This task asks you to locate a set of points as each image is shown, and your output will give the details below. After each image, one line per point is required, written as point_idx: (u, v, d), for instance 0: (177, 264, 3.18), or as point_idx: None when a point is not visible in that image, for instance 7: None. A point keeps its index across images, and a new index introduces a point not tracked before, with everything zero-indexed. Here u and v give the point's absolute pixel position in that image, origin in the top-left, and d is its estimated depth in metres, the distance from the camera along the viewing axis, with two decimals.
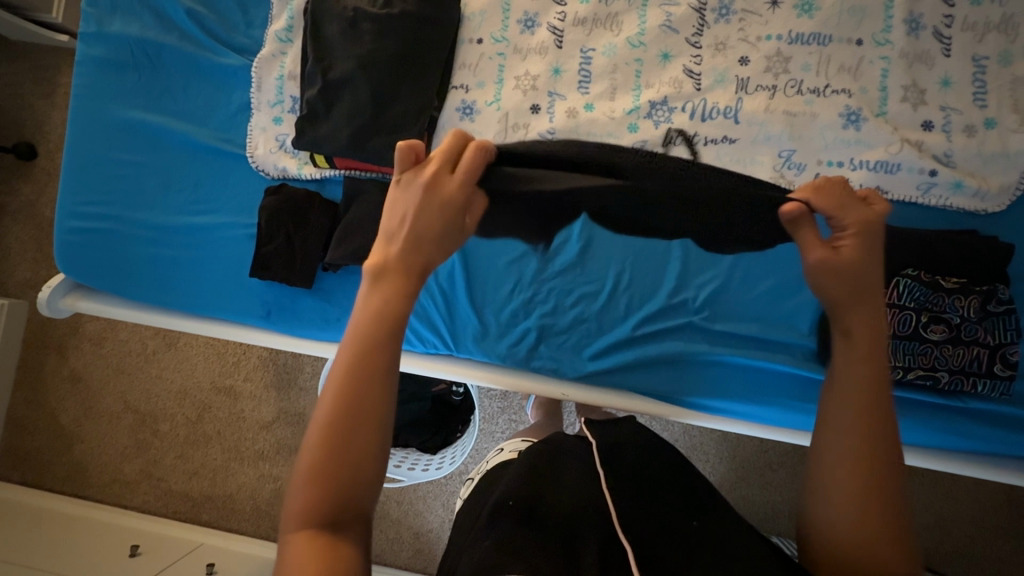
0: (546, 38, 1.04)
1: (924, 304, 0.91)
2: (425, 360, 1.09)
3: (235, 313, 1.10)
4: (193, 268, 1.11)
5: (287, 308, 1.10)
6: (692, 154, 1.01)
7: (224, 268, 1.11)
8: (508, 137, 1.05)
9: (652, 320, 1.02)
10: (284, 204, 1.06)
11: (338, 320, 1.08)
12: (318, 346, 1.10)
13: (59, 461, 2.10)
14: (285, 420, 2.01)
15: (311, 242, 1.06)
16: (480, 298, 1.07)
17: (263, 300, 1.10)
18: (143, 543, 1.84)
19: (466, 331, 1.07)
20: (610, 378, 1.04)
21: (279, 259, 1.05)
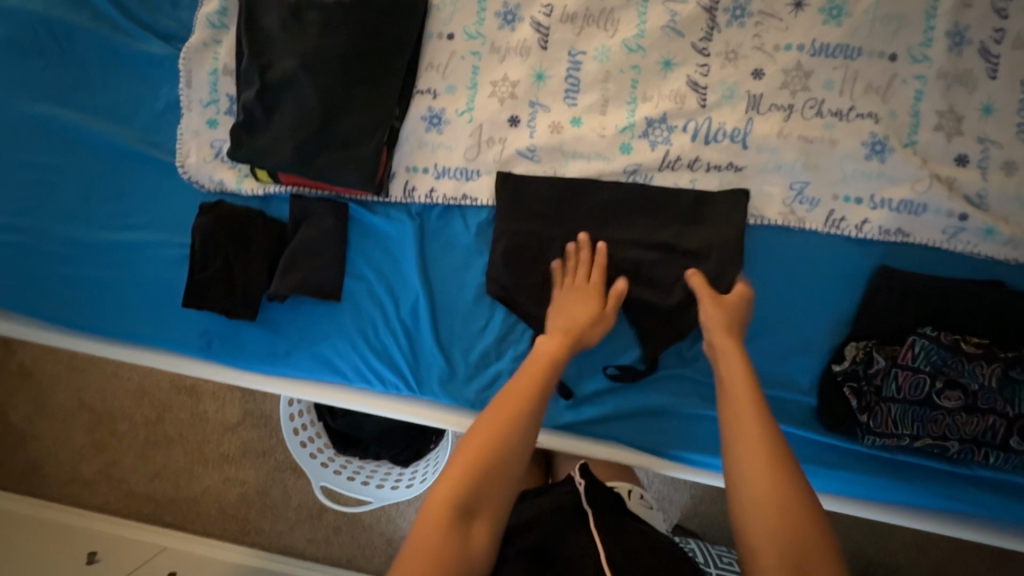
0: (529, 36, 0.89)
1: (940, 368, 0.81)
2: (383, 401, 0.95)
3: (171, 342, 0.97)
4: (122, 290, 0.97)
5: (230, 339, 0.97)
6: (692, 181, 0.88)
7: (157, 292, 0.97)
8: (481, 154, 0.90)
9: (638, 367, 0.92)
10: (222, 225, 0.91)
11: (288, 354, 0.96)
12: (265, 381, 0.97)
13: (12, 459, 2.00)
14: (250, 422, 1.93)
15: (255, 268, 0.93)
16: (447, 335, 0.94)
17: (203, 329, 0.97)
18: (101, 549, 1.75)
19: (430, 372, 0.94)
20: (592, 428, 0.93)
21: (216, 289, 0.92)
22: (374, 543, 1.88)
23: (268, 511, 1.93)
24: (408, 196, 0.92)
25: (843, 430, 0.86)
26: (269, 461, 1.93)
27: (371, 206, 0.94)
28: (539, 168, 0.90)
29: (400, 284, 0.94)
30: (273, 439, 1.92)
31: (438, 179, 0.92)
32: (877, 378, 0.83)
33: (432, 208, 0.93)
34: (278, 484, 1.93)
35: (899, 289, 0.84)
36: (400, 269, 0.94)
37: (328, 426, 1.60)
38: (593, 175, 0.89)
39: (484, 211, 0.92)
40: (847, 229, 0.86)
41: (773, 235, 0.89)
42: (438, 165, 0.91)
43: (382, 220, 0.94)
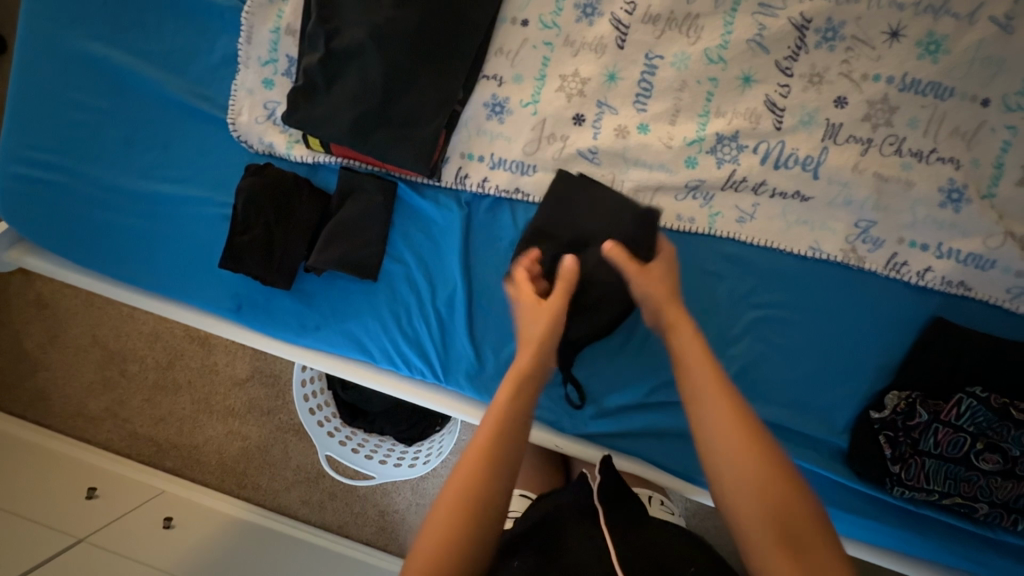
0: (606, 33, 0.85)
1: (984, 430, 0.79)
2: (408, 386, 0.94)
3: (202, 300, 0.96)
4: (158, 242, 0.96)
5: (261, 305, 0.96)
6: (753, 206, 0.86)
7: (193, 248, 0.95)
8: (540, 150, 0.88)
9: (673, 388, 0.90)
10: (267, 190, 0.90)
11: (317, 328, 0.95)
12: (292, 351, 0.96)
13: (21, 385, 2.02)
14: (258, 379, 1.93)
15: (294, 238, 0.91)
16: (480, 330, 0.92)
17: (235, 292, 0.96)
18: (100, 485, 1.77)
19: (459, 364, 0.92)
20: (615, 441, 0.92)
21: (254, 255, 0.90)
22: (367, 512, 1.91)
23: (267, 468, 1.95)
24: (459, 183, 0.90)
25: (872, 477, 0.85)
26: (273, 420, 1.94)
27: (420, 189, 0.92)
28: (598, 172, 0.88)
29: (439, 271, 0.93)
30: (279, 399, 1.93)
31: (493, 170, 0.89)
32: (915, 431, 0.82)
33: (482, 199, 0.91)
34: (280, 443, 1.94)
35: (952, 344, 0.81)
36: (441, 257, 0.92)
37: (338, 397, 1.60)
38: (653, 186, 0.87)
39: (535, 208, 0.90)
40: (907, 274, 0.84)
41: (828, 270, 0.87)
42: (494, 155, 0.89)
43: (429, 205, 0.91)
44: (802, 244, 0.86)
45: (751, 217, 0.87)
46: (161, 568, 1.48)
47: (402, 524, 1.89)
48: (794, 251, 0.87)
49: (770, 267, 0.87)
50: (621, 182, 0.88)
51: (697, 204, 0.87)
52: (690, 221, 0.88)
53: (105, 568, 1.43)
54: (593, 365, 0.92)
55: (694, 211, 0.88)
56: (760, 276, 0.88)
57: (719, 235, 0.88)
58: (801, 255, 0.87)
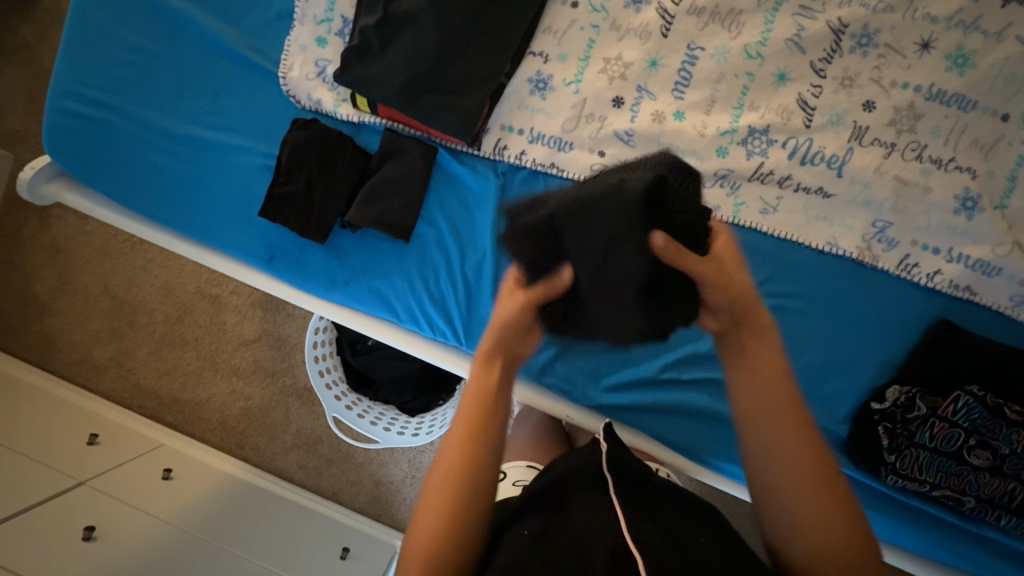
0: (652, 21, 0.88)
1: (977, 427, 0.83)
2: (430, 347, 0.97)
3: (235, 248, 0.99)
4: (198, 187, 0.98)
5: (294, 257, 0.98)
6: (777, 198, 0.90)
7: (232, 196, 0.98)
8: (578, 128, 0.91)
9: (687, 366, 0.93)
10: (312, 144, 0.93)
11: (346, 284, 0.98)
12: (318, 304, 0.99)
13: (28, 329, 2.04)
14: (266, 341, 1.96)
15: (334, 193, 0.94)
16: None
17: (269, 242, 0.99)
18: (102, 432, 1.80)
19: (481, 328, 0.95)
20: (624, 415, 0.96)
21: (295, 205, 0.93)
22: (362, 480, 1.94)
23: (266, 430, 1.98)
24: (497, 154, 0.94)
25: (868, 465, 0.89)
26: (276, 382, 1.97)
27: (459, 156, 0.96)
28: (632, 154, 0.92)
29: (470, 238, 0.96)
30: (285, 362, 1.96)
31: (531, 144, 0.93)
32: (913, 424, 0.86)
33: (518, 170, 0.95)
34: (281, 406, 1.98)
35: (955, 343, 0.86)
36: (473, 224, 0.96)
37: (346, 361, 1.64)
38: None
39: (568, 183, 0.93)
40: (918, 275, 0.88)
41: (842, 267, 0.91)
42: (534, 129, 0.93)
43: (467, 172, 0.95)
44: (820, 239, 0.90)
45: (774, 209, 0.90)
46: (163, 519, 1.52)
47: (395, 494, 1.93)
48: (812, 246, 0.91)
49: (788, 259, 0.91)
50: None
51: (724, 192, 0.91)
52: (715, 208, 0.92)
53: (106, 511, 1.46)
54: None
55: (720, 199, 0.91)
56: (777, 267, 0.92)
57: (742, 224, 0.91)
58: (818, 250, 0.91)
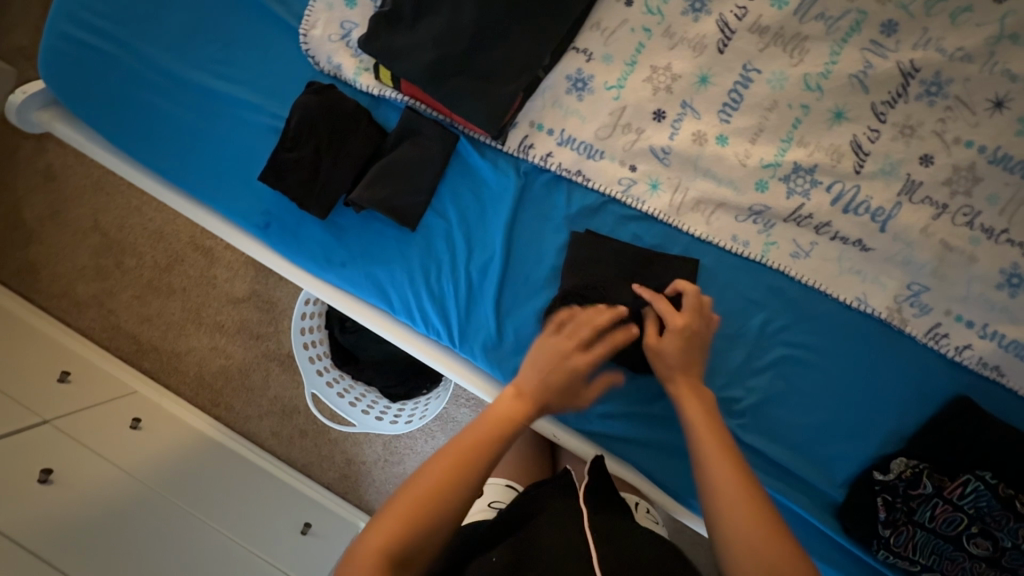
0: (710, 33, 0.81)
1: (982, 515, 0.79)
2: (420, 344, 0.91)
3: (230, 210, 0.92)
4: (198, 139, 0.92)
5: (290, 228, 0.92)
6: (811, 243, 0.84)
7: (232, 154, 0.92)
8: (612, 136, 0.85)
9: None
10: (325, 111, 0.86)
11: (342, 265, 0.92)
12: (308, 282, 0.92)
13: (12, 253, 1.97)
14: (254, 302, 1.91)
15: (341, 166, 0.88)
16: (506, 304, 0.90)
17: (266, 208, 0.92)
18: (74, 370, 1.75)
19: (477, 333, 0.89)
20: (612, 445, 0.91)
21: (297, 174, 0.86)
22: (333, 457, 1.91)
23: (243, 392, 1.93)
24: (522, 152, 0.87)
25: (858, 535, 0.84)
26: (260, 345, 1.92)
27: (481, 148, 0.90)
28: (665, 173, 0.85)
29: (479, 236, 0.90)
30: (271, 326, 1.91)
31: (559, 146, 0.86)
32: (914, 501, 0.81)
33: (541, 173, 0.88)
34: (261, 370, 1.93)
35: (973, 424, 0.81)
36: (485, 223, 0.90)
37: (333, 336, 1.59)
38: (716, 201, 0.85)
39: (592, 194, 0.87)
40: (946, 347, 0.83)
41: (866, 325, 0.85)
42: (565, 131, 0.86)
43: (487, 167, 0.89)
44: (849, 293, 0.85)
45: (805, 255, 0.85)
46: (122, 468, 1.47)
47: (366, 475, 1.90)
48: (839, 299, 0.85)
49: (811, 309, 0.86)
50: (685, 188, 0.85)
51: (756, 229, 0.85)
52: (744, 244, 0.86)
53: (67, 455, 1.40)
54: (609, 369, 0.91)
55: (751, 235, 0.86)
56: (798, 316, 0.86)
57: (770, 265, 0.86)
58: (845, 305, 0.85)
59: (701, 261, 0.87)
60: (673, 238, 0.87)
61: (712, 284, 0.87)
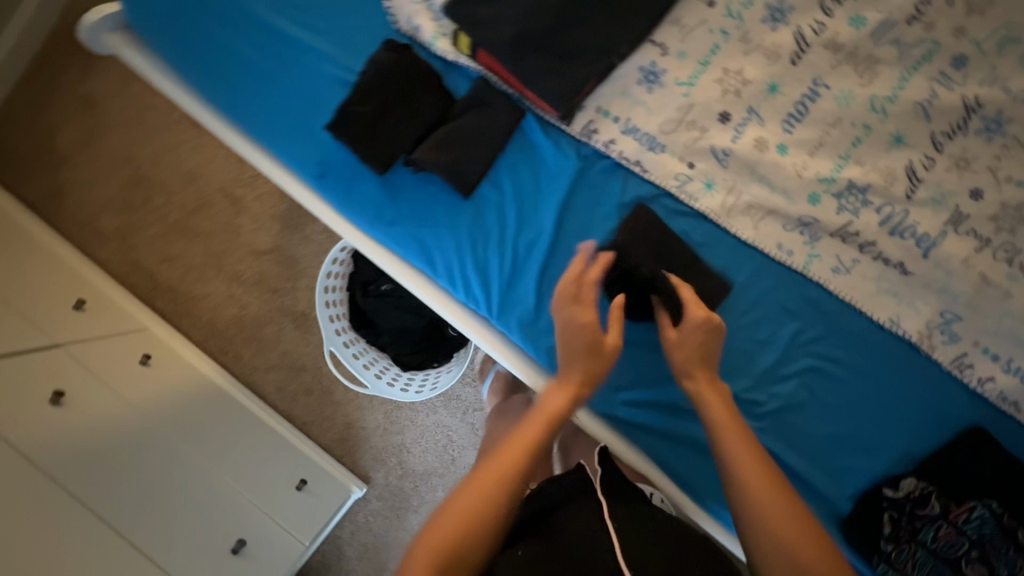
0: (786, 44, 0.83)
1: (984, 541, 0.82)
2: (456, 310, 0.93)
3: (288, 154, 0.94)
4: (266, 81, 0.93)
5: (344, 180, 0.94)
6: (853, 261, 0.87)
7: (298, 100, 0.93)
8: (676, 132, 0.87)
9: None
10: (399, 70, 0.88)
11: (391, 223, 0.93)
12: (353, 234, 0.94)
13: (40, 175, 1.97)
14: (276, 256, 1.92)
15: (406, 126, 0.90)
16: (548, 282, 0.92)
17: (323, 158, 0.93)
18: (91, 300, 1.76)
19: (515, 307, 0.91)
20: (633, 433, 0.93)
21: (363, 127, 0.88)
22: (334, 419, 1.95)
23: (253, 343, 1.95)
24: (585, 136, 0.89)
25: (862, 549, 0.88)
26: (276, 299, 1.94)
27: (545, 126, 0.91)
28: (722, 174, 0.87)
29: (529, 214, 0.92)
30: (290, 282, 1.93)
31: (623, 134, 0.88)
32: (919, 521, 0.85)
33: (601, 158, 0.90)
34: (275, 324, 1.95)
35: (984, 455, 0.84)
36: (539, 201, 0.92)
37: (354, 301, 1.62)
38: (767, 208, 0.87)
39: (647, 185, 0.89)
40: (969, 377, 0.86)
41: (895, 347, 0.88)
42: (630, 121, 0.88)
43: (549, 145, 0.90)
44: (883, 313, 0.87)
45: (846, 271, 0.87)
46: (123, 397, 1.43)
47: (363, 440, 1.95)
48: (873, 318, 0.88)
49: (843, 325, 0.88)
50: (739, 192, 0.87)
51: (802, 240, 0.88)
52: (788, 254, 0.88)
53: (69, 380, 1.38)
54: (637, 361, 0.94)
55: (796, 245, 0.88)
56: (830, 330, 0.89)
57: (811, 277, 0.88)
58: (878, 325, 0.88)
59: (744, 264, 0.89)
60: (719, 239, 0.89)
61: (751, 289, 0.89)
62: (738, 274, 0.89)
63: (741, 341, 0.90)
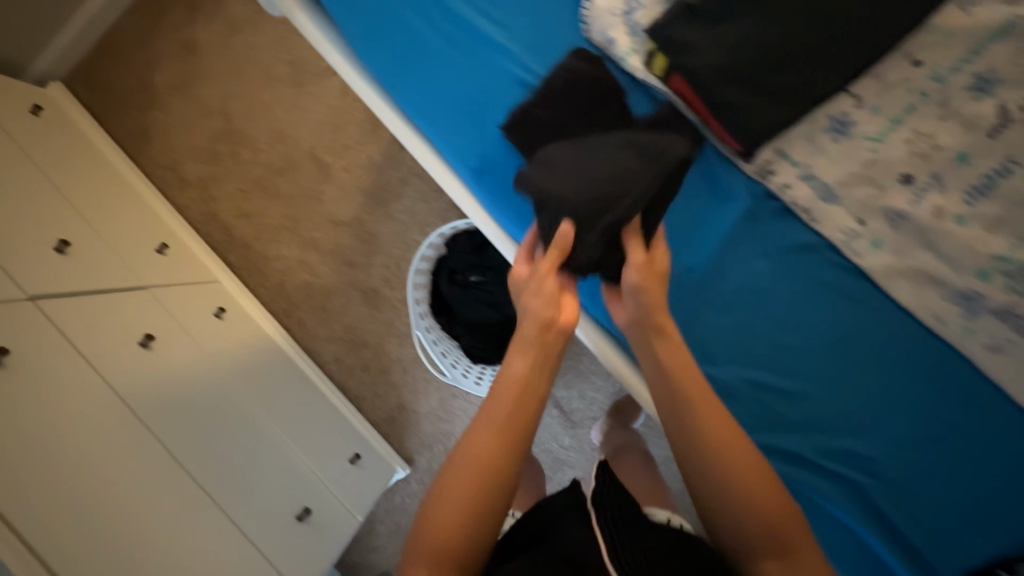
0: (987, 114, 0.82)
1: None
2: None
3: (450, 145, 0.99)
4: (443, 70, 0.98)
5: (500, 177, 0.96)
6: (1014, 343, 0.84)
7: (471, 93, 0.97)
8: (854, 187, 0.87)
9: (824, 457, 0.90)
10: (586, 78, 0.91)
11: None
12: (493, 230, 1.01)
13: (130, 112, 1.97)
14: (354, 229, 1.93)
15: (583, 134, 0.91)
16: (693, 312, 0.92)
17: (484, 153, 0.97)
18: (172, 246, 1.81)
19: None
20: None
21: (542, 128, 0.92)
22: (387, 397, 1.96)
23: (318, 311, 1.97)
24: (760, 174, 0.90)
25: None
26: (348, 272, 1.95)
27: (723, 158, 0.91)
28: (892, 236, 0.87)
29: (681, 249, 0.92)
30: (364, 257, 1.93)
31: (800, 180, 0.88)
32: None
33: (773, 200, 0.91)
34: (342, 296, 1.96)
35: None
36: (702, 231, 0.92)
37: (438, 287, 1.65)
38: (929, 275, 0.86)
39: (811, 232, 0.90)
40: None
41: None
42: (810, 168, 0.88)
43: (723, 177, 0.91)
44: None
45: (1005, 352, 0.84)
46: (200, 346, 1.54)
47: (413, 424, 1.95)
48: (1018, 405, 0.86)
49: (981, 402, 0.87)
50: (905, 256, 0.87)
51: (962, 313, 0.86)
52: (943, 325, 0.87)
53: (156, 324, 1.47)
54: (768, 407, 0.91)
55: (954, 317, 0.86)
56: (967, 405, 0.87)
57: (961, 351, 0.87)
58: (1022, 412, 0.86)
59: (890, 323, 0.89)
60: (870, 295, 0.89)
61: (893, 349, 0.89)
62: (881, 332, 0.89)
63: (874, 400, 0.89)
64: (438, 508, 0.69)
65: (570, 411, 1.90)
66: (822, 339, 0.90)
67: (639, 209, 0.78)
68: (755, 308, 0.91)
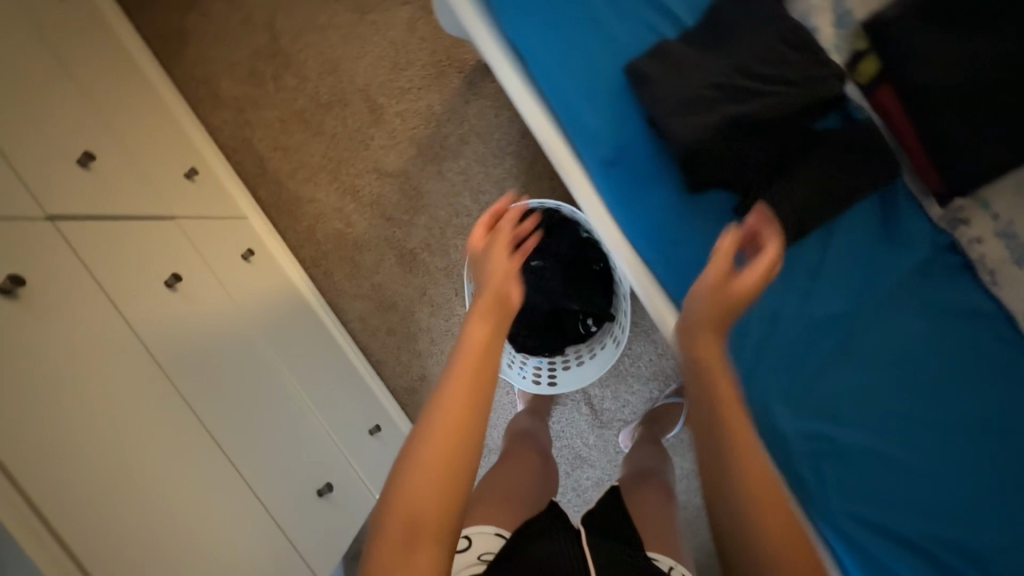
0: None
1: None
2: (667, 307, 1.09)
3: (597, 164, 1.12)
4: (582, 70, 1.10)
5: (628, 176, 1.10)
6: None
7: (608, 98, 1.10)
8: None
9: (913, 498, 1.03)
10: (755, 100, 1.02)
11: (658, 228, 1.10)
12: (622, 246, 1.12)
13: (166, 10, 1.74)
14: (400, 183, 1.75)
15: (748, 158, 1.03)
16: (854, 331, 1.07)
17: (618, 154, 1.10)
18: (201, 173, 1.63)
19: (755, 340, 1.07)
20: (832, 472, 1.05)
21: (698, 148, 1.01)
22: (411, 367, 1.85)
23: (349, 265, 1.82)
24: (948, 223, 1.12)
25: None
26: (386, 228, 1.78)
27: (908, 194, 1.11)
28: None
29: (860, 279, 1.07)
30: (407, 215, 1.77)
31: (994, 236, 1.09)
32: None
33: (950, 255, 1.09)
34: (377, 254, 1.80)
35: None
36: (881, 267, 1.07)
37: None
38: None
39: (974, 296, 1.07)
40: None
41: None
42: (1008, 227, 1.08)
43: (911, 227, 1.09)
44: None
45: None
46: (228, 293, 1.42)
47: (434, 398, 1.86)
48: None
49: None
50: None
51: None
52: None
53: (178, 257, 1.32)
54: (897, 428, 1.05)
55: None
56: None
57: None
58: None
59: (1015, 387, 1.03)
60: (1008, 364, 1.04)
61: (1010, 415, 1.03)
62: (999, 402, 1.03)
63: (984, 453, 1.02)
64: (416, 480, 0.67)
65: (600, 411, 1.82)
66: (964, 389, 1.04)
67: (755, 125, 1.01)
68: (919, 346, 1.05)
